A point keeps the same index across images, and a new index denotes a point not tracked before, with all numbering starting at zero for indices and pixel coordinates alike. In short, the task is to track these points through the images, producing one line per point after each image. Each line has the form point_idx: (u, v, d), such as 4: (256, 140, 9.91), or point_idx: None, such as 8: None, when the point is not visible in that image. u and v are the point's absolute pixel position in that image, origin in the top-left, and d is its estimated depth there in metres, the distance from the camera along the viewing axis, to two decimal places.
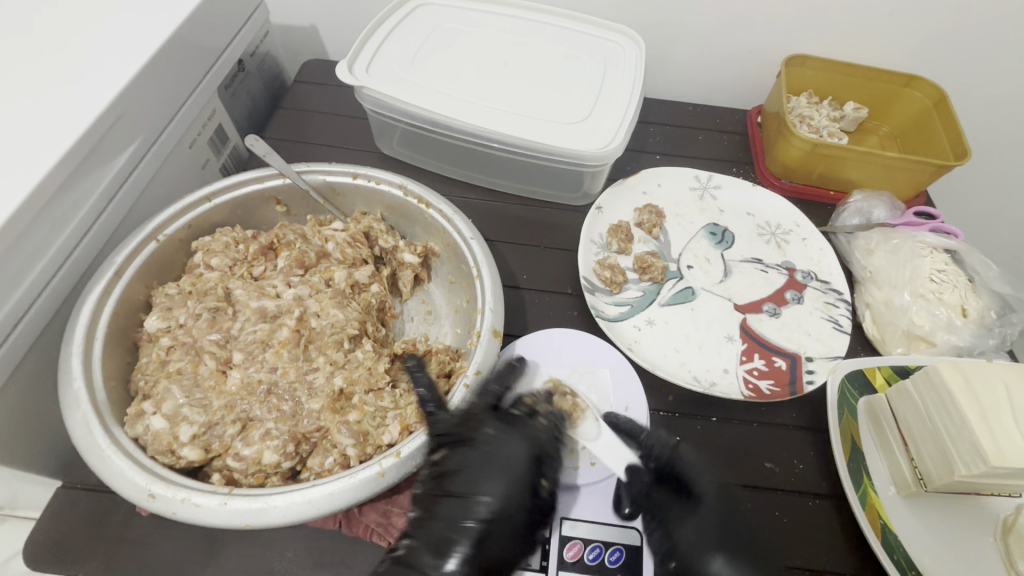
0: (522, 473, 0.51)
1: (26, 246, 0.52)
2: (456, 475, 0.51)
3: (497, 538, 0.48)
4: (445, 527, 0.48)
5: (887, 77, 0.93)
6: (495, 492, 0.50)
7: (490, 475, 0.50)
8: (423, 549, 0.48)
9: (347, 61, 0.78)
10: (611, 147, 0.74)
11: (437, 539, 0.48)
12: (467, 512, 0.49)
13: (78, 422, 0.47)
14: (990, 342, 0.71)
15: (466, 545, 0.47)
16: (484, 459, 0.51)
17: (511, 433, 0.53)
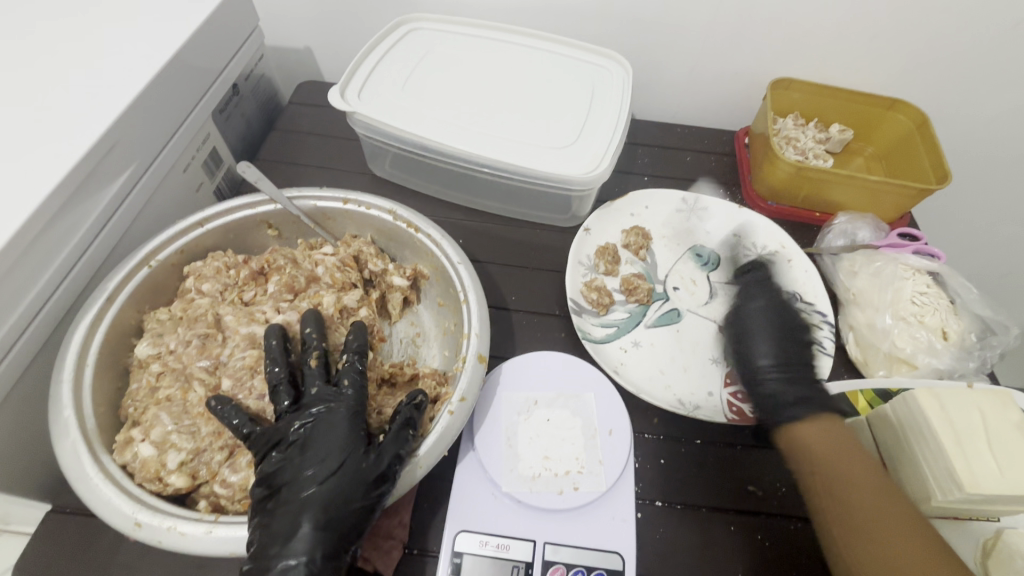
0: (342, 439, 0.50)
1: (20, 274, 0.53)
2: (287, 462, 0.49)
3: (336, 510, 0.47)
4: (295, 508, 0.47)
5: (870, 101, 0.95)
6: (319, 461, 0.49)
7: (310, 455, 0.49)
8: (275, 527, 0.46)
9: (340, 87, 0.80)
10: (597, 171, 0.76)
11: (282, 522, 0.46)
12: (307, 485, 0.48)
13: (67, 450, 0.48)
14: (970, 365, 0.72)
15: (314, 517, 0.46)
16: (321, 430, 0.51)
17: (326, 414, 0.52)
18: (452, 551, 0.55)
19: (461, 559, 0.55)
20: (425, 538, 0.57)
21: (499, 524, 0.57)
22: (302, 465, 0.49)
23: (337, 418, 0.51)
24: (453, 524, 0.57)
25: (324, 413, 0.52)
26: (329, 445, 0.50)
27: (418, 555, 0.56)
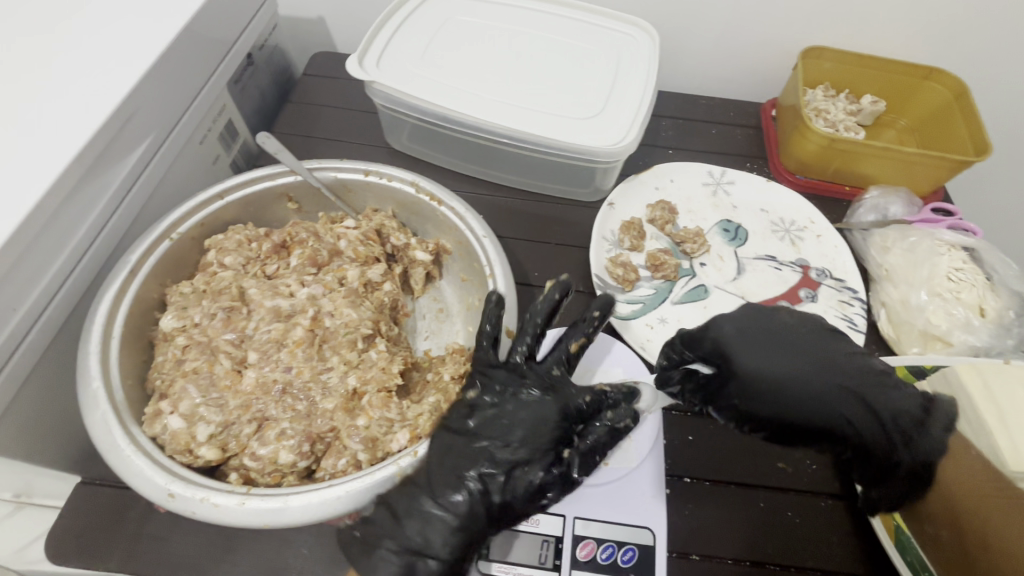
0: (552, 436, 0.53)
1: (43, 246, 0.53)
2: (483, 417, 0.54)
3: (514, 489, 0.51)
4: (460, 464, 0.51)
5: (906, 69, 0.91)
6: (528, 443, 0.52)
7: (513, 425, 0.53)
8: (441, 477, 0.50)
9: (357, 55, 0.78)
10: (625, 143, 0.73)
11: (451, 473, 0.50)
12: (484, 452, 0.52)
13: (98, 421, 0.48)
14: (1009, 342, 0.70)
15: (481, 484, 0.50)
16: (528, 419, 0.54)
17: (555, 389, 0.56)
18: None
19: None
20: None
21: None
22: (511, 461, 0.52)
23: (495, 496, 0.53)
24: None
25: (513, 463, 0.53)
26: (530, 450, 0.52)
27: None
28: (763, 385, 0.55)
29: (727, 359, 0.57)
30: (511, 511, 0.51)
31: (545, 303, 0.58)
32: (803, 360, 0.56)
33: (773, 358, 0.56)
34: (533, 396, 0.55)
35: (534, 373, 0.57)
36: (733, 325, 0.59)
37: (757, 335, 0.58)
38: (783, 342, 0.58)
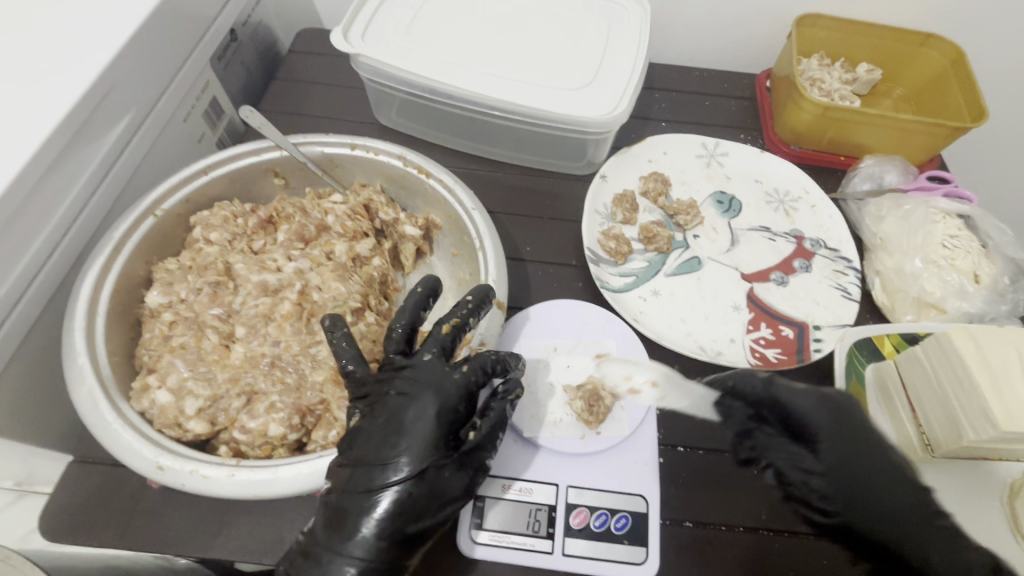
0: (432, 431, 0.48)
1: (23, 223, 0.52)
2: (362, 438, 0.48)
3: (410, 504, 0.46)
4: (353, 498, 0.46)
5: (903, 36, 0.89)
6: (410, 449, 0.47)
7: (390, 435, 0.47)
8: (338, 523, 0.46)
9: (342, 28, 0.76)
10: (616, 113, 0.72)
11: (347, 509, 0.46)
12: (376, 476, 0.46)
13: (84, 396, 0.47)
14: (1002, 308, 0.70)
15: (378, 516, 0.45)
16: (399, 423, 0.48)
17: (425, 379, 0.49)
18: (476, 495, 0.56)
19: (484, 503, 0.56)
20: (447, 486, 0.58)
21: (522, 469, 0.58)
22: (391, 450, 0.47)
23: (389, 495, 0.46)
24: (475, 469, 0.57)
25: (415, 398, 0.49)
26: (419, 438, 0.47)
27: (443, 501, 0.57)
28: (841, 479, 0.54)
29: (822, 439, 0.56)
30: (416, 525, 0.46)
31: (411, 299, 0.55)
32: (879, 451, 0.55)
33: (858, 458, 0.55)
34: (397, 391, 0.49)
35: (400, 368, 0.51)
36: (819, 401, 0.57)
37: (845, 417, 0.56)
38: (856, 430, 0.56)
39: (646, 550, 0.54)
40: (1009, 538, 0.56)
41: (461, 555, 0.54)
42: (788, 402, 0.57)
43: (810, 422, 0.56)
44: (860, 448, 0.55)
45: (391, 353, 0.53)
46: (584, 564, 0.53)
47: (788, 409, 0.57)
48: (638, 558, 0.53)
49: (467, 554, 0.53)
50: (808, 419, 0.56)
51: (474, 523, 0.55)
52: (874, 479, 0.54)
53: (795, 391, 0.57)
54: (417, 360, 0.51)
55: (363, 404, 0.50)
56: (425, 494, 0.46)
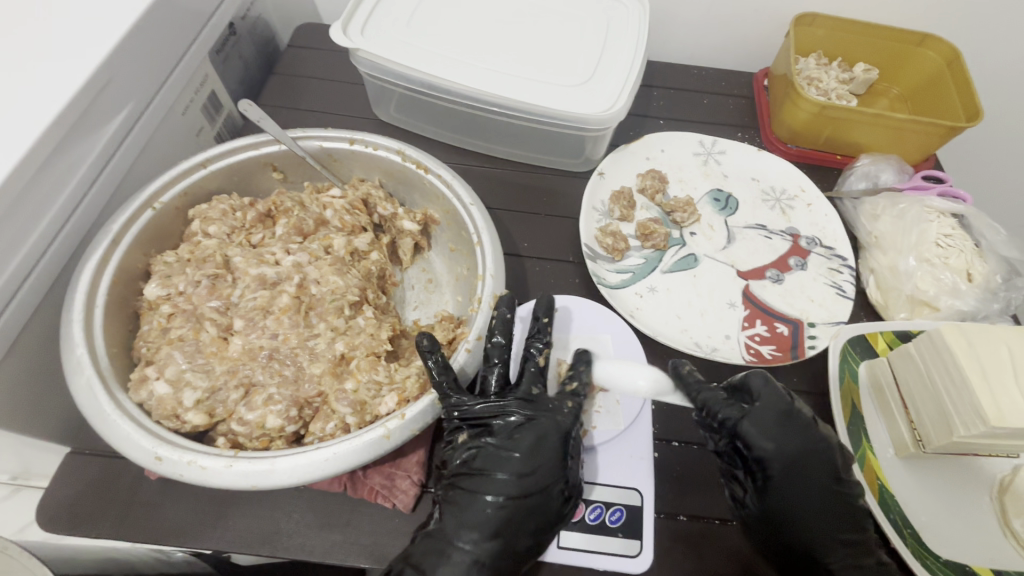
0: (552, 455, 0.53)
1: (21, 215, 0.52)
2: (482, 454, 0.53)
3: (532, 515, 0.51)
4: (472, 505, 0.51)
5: (900, 36, 0.89)
6: (533, 473, 0.52)
7: (506, 454, 0.53)
8: (463, 523, 0.51)
9: (341, 22, 0.75)
10: (614, 110, 0.72)
11: (468, 515, 0.51)
12: (492, 486, 0.52)
13: (83, 387, 0.48)
14: (994, 307, 0.71)
15: (498, 524, 0.51)
16: (527, 446, 0.53)
17: (543, 412, 0.54)
18: None
19: None
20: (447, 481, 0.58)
21: None
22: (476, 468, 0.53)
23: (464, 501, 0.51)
24: None
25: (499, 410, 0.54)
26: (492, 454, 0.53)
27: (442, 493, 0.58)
28: (774, 516, 0.53)
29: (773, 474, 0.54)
30: (538, 536, 0.51)
31: (500, 323, 0.57)
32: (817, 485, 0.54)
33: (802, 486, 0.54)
34: (521, 419, 0.54)
35: (513, 397, 0.55)
36: (776, 443, 0.54)
37: (796, 462, 0.54)
38: (807, 472, 0.54)
39: (641, 543, 0.54)
40: (998, 533, 0.57)
41: None
42: (752, 444, 0.54)
43: (767, 463, 0.53)
44: (797, 486, 0.54)
45: (489, 389, 0.56)
46: (578, 556, 0.53)
47: (750, 449, 0.54)
48: (633, 551, 0.54)
49: None
50: (760, 458, 0.54)
51: None
52: (803, 512, 0.53)
53: (762, 431, 0.54)
54: (529, 394, 0.56)
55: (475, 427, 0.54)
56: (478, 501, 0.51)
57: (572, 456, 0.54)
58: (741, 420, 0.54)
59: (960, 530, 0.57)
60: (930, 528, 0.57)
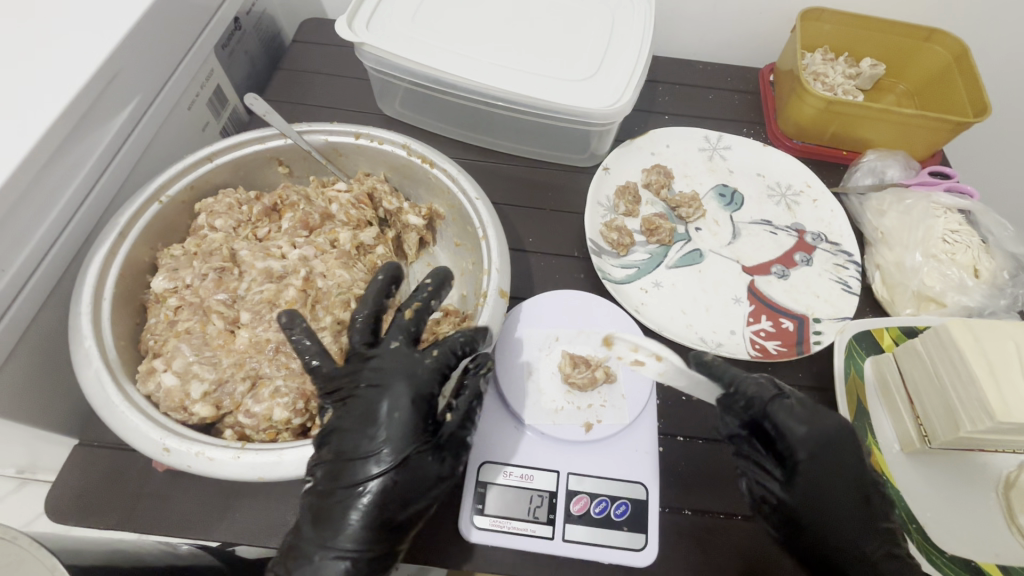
0: (413, 418, 0.48)
1: (27, 208, 0.52)
2: (339, 432, 0.48)
3: (397, 491, 0.46)
4: (335, 492, 0.46)
5: (907, 31, 0.89)
6: (390, 443, 0.47)
7: (365, 425, 0.48)
8: (324, 519, 0.46)
9: (346, 16, 0.75)
10: (620, 105, 0.72)
11: (328, 504, 0.46)
12: (370, 460, 0.47)
13: (92, 379, 0.48)
14: (1001, 303, 0.70)
15: (366, 507, 0.46)
16: (385, 417, 0.48)
17: (393, 367, 0.50)
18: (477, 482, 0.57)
19: (486, 489, 0.57)
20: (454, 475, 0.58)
21: (523, 456, 0.59)
22: (349, 449, 0.47)
23: (339, 489, 0.46)
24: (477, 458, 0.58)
25: (387, 384, 0.49)
26: (354, 432, 0.48)
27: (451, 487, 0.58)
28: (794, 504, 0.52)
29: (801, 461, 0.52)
30: (400, 513, 0.46)
31: (372, 286, 0.55)
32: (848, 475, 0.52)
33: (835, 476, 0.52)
34: (370, 380, 0.49)
35: (360, 361, 0.51)
36: (808, 429, 0.53)
37: (830, 445, 0.53)
38: (840, 453, 0.53)
39: (646, 537, 0.54)
40: (1004, 530, 0.57)
41: (463, 539, 0.54)
42: (782, 426, 0.53)
43: (798, 449, 0.52)
44: (831, 469, 0.52)
45: (355, 349, 0.52)
46: (583, 549, 0.54)
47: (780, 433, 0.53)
48: (638, 544, 0.54)
49: (468, 539, 0.54)
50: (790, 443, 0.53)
51: (475, 508, 0.55)
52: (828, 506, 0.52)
53: (794, 415, 0.53)
54: (386, 350, 0.51)
55: (335, 399, 0.50)
56: (347, 487, 0.46)
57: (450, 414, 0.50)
58: (772, 402, 0.54)
59: (966, 525, 0.57)
60: (936, 523, 0.57)
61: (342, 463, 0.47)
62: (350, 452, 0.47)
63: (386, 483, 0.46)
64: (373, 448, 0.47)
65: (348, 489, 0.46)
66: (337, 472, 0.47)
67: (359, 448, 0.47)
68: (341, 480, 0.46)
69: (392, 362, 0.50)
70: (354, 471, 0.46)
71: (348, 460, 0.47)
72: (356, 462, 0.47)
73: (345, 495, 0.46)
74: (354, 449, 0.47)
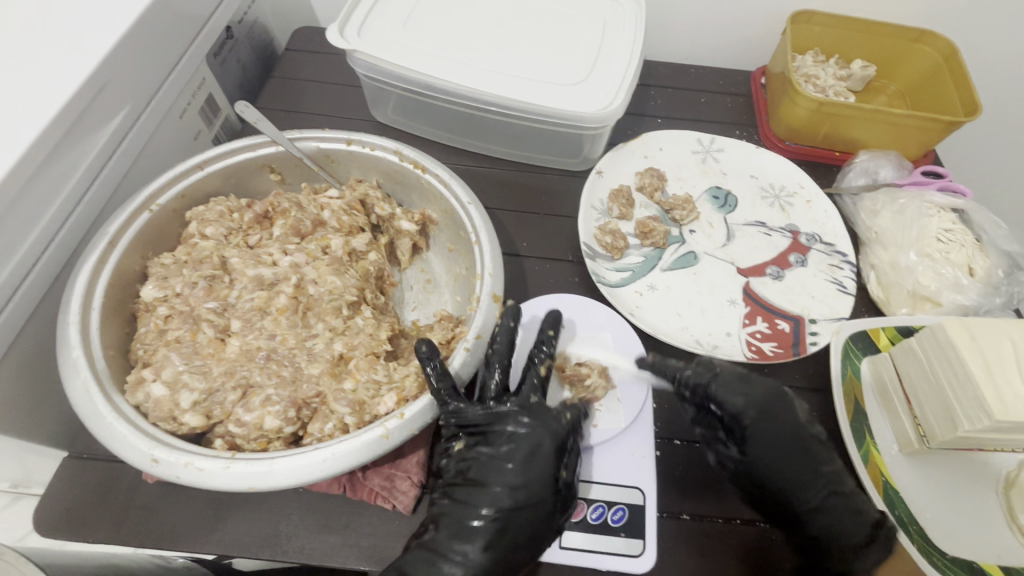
0: (547, 466, 0.52)
1: (15, 218, 0.51)
2: (475, 463, 0.53)
3: (522, 528, 0.50)
4: (463, 515, 0.50)
5: (896, 32, 0.89)
6: (530, 481, 0.51)
7: (501, 461, 0.52)
8: (451, 533, 0.50)
9: (337, 24, 0.75)
10: (611, 108, 0.72)
11: (459, 523, 0.50)
12: (494, 492, 0.51)
13: (79, 389, 0.47)
14: (997, 301, 0.70)
15: (489, 532, 0.49)
16: (522, 455, 0.52)
17: (543, 417, 0.54)
18: None
19: None
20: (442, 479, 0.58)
21: None
22: (490, 478, 0.51)
23: (476, 513, 0.50)
24: None
25: (538, 431, 0.53)
26: (490, 468, 0.52)
27: None
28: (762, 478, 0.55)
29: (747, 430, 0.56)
30: (527, 548, 0.50)
31: (502, 332, 0.57)
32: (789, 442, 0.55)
33: (773, 447, 0.55)
34: (517, 428, 0.53)
35: (512, 404, 0.55)
36: (748, 401, 0.56)
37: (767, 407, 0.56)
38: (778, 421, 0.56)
39: (644, 542, 0.53)
40: (1006, 531, 0.56)
41: None
42: (722, 400, 0.56)
43: (739, 416, 0.56)
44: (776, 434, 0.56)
45: (488, 395, 0.56)
46: (581, 557, 0.53)
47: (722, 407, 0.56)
48: (635, 550, 0.53)
49: None
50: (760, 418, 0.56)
51: None
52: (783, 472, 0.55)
53: (732, 389, 0.56)
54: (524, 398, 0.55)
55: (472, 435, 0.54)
56: (472, 514, 0.50)
57: (565, 468, 0.53)
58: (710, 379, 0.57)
59: (968, 527, 0.56)
60: (938, 525, 0.56)
61: (479, 487, 0.51)
62: (476, 479, 0.52)
63: (516, 516, 0.50)
64: (506, 480, 0.51)
65: (468, 512, 0.50)
66: (481, 499, 0.51)
67: (499, 480, 0.51)
68: (473, 503, 0.51)
69: (535, 411, 0.54)
70: (487, 501, 0.50)
71: (485, 488, 0.51)
72: (496, 493, 0.51)
73: (469, 517, 0.50)
74: (494, 483, 0.51)
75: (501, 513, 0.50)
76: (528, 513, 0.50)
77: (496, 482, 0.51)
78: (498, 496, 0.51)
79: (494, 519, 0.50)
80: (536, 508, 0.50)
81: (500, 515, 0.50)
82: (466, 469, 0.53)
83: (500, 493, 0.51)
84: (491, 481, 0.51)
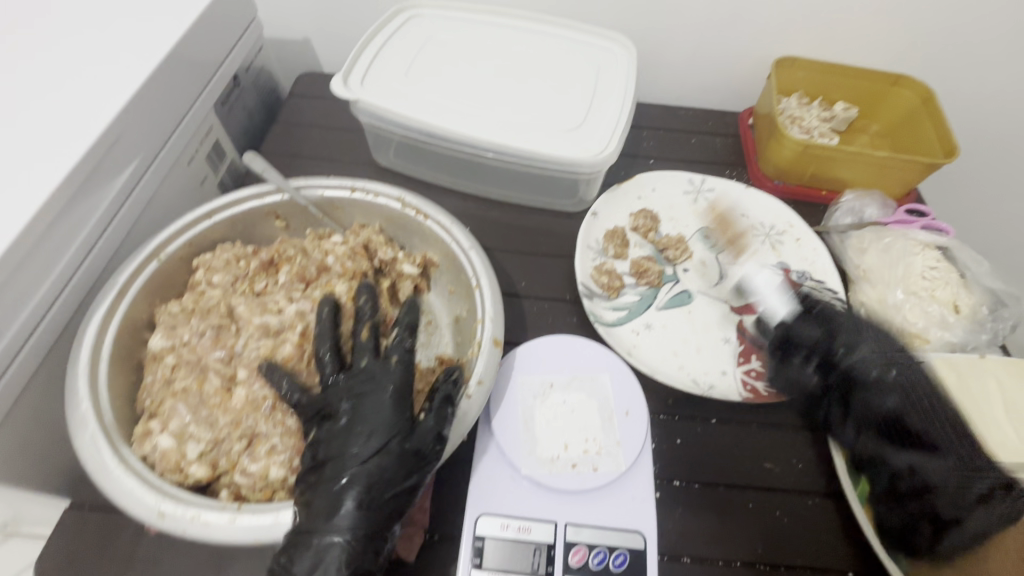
0: (387, 415, 0.52)
1: (28, 271, 0.53)
2: (326, 440, 0.52)
3: (379, 475, 0.48)
4: (329, 490, 0.48)
5: (875, 77, 0.93)
6: (374, 433, 0.51)
7: (351, 426, 0.51)
8: (314, 508, 0.47)
9: (342, 75, 0.79)
10: (605, 154, 0.75)
11: (321, 497, 0.48)
12: (347, 461, 0.50)
13: (87, 443, 0.48)
14: (983, 338, 0.72)
15: (359, 490, 0.48)
16: (364, 416, 0.52)
17: (373, 379, 0.54)
18: (474, 534, 0.57)
19: (483, 542, 0.56)
20: (446, 523, 0.59)
21: (515, 506, 0.58)
22: (343, 444, 0.50)
23: (338, 479, 0.48)
24: (474, 508, 0.58)
25: (368, 390, 0.54)
26: (357, 430, 0.51)
27: (438, 541, 0.58)
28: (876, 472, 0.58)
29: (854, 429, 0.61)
30: (394, 503, 0.48)
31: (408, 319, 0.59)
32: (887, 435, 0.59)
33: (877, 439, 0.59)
34: (351, 397, 0.53)
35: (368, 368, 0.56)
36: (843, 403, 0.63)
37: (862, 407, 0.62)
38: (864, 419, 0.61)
39: None
40: None
41: None
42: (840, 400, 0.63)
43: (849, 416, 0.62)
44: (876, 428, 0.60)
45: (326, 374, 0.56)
46: None
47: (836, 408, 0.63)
48: None
49: None
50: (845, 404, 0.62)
51: (473, 563, 0.55)
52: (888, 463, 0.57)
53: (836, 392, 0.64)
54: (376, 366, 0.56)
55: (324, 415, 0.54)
56: (334, 480, 0.49)
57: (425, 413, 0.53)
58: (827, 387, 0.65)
59: None
60: None
61: (334, 463, 0.50)
62: (339, 450, 0.50)
63: (382, 466, 0.49)
64: (362, 435, 0.51)
65: (333, 481, 0.49)
66: (351, 458, 0.50)
67: (353, 445, 0.50)
68: (333, 472, 0.49)
69: (371, 372, 0.55)
70: (341, 464, 0.49)
71: (343, 451, 0.50)
72: (347, 456, 0.50)
73: (323, 487, 0.48)
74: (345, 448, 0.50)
75: (356, 469, 0.49)
76: (384, 463, 0.49)
77: (354, 446, 0.50)
78: (352, 458, 0.50)
79: (364, 479, 0.48)
80: (401, 456, 0.50)
81: (353, 475, 0.48)
82: (323, 448, 0.51)
83: (353, 457, 0.50)
84: (347, 446, 0.50)
